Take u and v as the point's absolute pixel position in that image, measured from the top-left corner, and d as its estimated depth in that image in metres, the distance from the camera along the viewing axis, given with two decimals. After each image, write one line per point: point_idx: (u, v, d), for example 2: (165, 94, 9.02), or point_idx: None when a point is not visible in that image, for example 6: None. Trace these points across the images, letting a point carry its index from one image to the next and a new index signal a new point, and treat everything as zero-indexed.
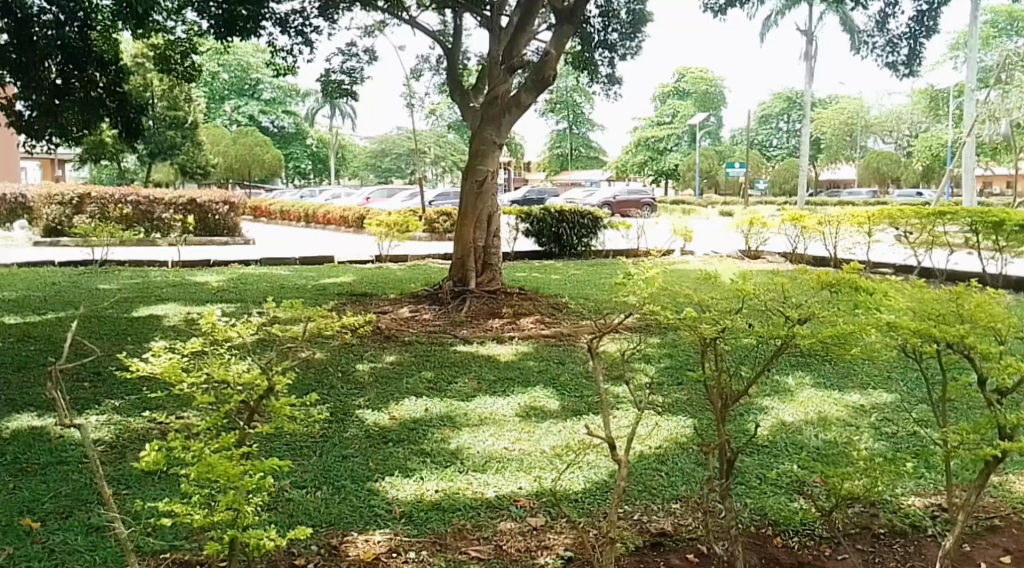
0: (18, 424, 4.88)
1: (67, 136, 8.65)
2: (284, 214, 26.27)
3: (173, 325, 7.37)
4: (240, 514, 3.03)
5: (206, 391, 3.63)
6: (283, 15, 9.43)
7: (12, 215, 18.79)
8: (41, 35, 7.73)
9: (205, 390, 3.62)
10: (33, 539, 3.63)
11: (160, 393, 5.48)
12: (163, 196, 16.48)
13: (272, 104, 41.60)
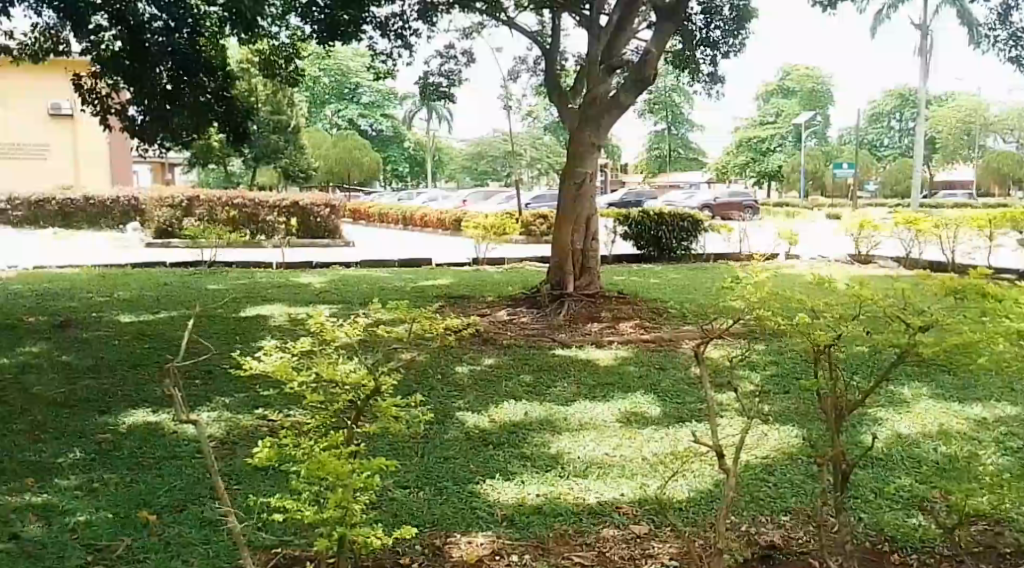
0: (136, 419, 5.08)
1: (178, 140, 8.94)
2: (383, 217, 26.80)
3: (278, 325, 7.58)
4: (349, 514, 3.09)
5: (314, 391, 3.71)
6: (384, 20, 9.59)
7: (129, 217, 19.76)
8: (152, 42, 8.10)
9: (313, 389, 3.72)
10: (151, 530, 3.77)
11: (267, 391, 5.62)
12: (269, 199, 16.97)
13: (371, 108, 42.51)
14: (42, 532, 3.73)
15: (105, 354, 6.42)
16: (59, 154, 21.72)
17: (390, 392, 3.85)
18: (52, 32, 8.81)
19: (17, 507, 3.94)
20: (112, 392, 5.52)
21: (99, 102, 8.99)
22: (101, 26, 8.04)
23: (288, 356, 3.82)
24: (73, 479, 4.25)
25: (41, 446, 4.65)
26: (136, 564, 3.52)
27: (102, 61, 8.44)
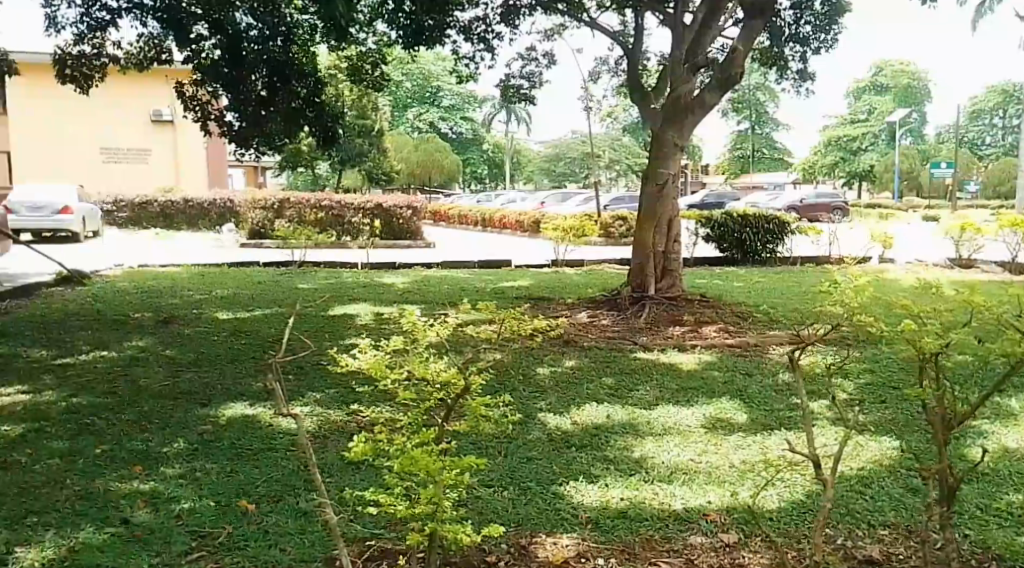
0: (234, 411, 5.23)
1: (271, 145, 9.24)
2: (463, 218, 26.99)
3: (365, 324, 7.70)
4: (440, 509, 3.18)
5: (406, 388, 3.78)
6: (466, 24, 9.67)
7: (222, 218, 20.44)
8: (249, 50, 8.46)
9: (405, 386, 3.78)
10: (250, 519, 3.88)
11: (356, 387, 5.72)
12: (354, 201, 17.29)
13: (451, 111, 42.92)
14: (149, 517, 3.87)
15: (203, 350, 6.63)
16: (159, 156, 22.35)
17: (479, 391, 3.90)
18: (156, 42, 9.31)
19: (125, 493, 4.10)
20: (211, 386, 5.70)
21: (200, 108, 9.33)
22: (202, 34, 8.51)
23: (379, 353, 3.89)
24: (177, 467, 4.40)
25: (147, 435, 4.83)
26: (238, 552, 3.62)
27: (202, 68, 8.75)
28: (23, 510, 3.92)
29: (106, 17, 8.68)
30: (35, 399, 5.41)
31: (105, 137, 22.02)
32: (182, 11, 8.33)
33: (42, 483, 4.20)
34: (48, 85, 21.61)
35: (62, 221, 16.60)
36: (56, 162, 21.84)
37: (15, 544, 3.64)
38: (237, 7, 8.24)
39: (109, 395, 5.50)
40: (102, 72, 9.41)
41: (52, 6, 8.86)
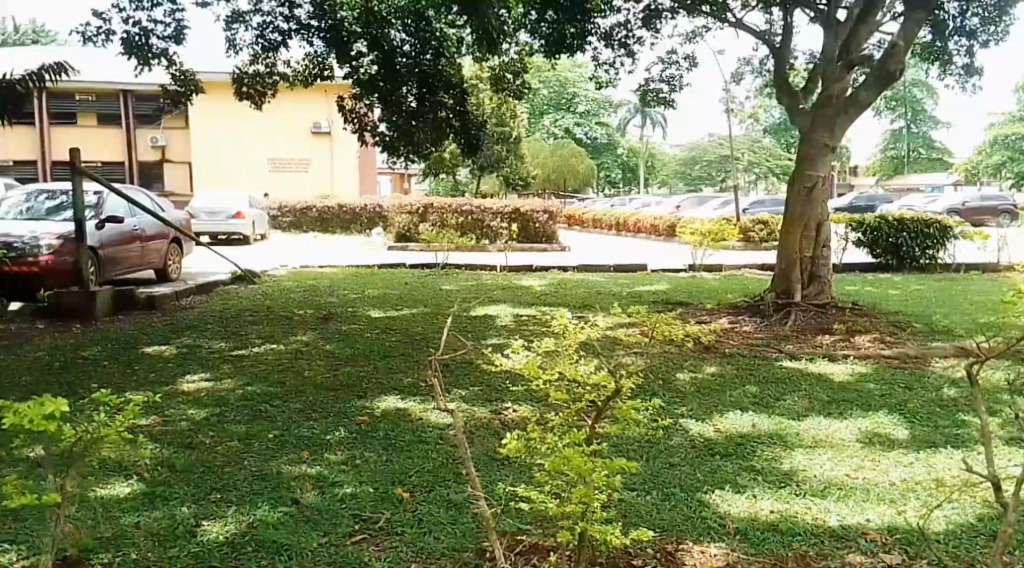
0: (387, 404, 5.40)
1: (420, 152, 9.61)
2: (597, 222, 26.94)
3: (505, 324, 7.80)
4: (591, 509, 3.19)
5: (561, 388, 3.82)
6: (608, 30, 9.64)
7: (371, 222, 21.12)
8: (402, 64, 8.88)
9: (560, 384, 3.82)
10: (405, 507, 4.00)
11: (500, 386, 5.81)
12: (492, 205, 17.54)
13: (587, 117, 42.83)
14: (316, 500, 4.06)
15: (359, 345, 6.88)
16: (316, 167, 23.42)
17: (627, 395, 3.88)
18: (320, 60, 9.69)
19: (295, 476, 4.32)
20: (367, 380, 5.91)
21: (358, 121, 9.71)
22: (361, 52, 8.94)
23: (532, 355, 3.94)
24: (339, 454, 4.60)
25: (312, 423, 5.06)
26: (398, 538, 3.75)
27: (360, 84, 9.19)
28: (207, 487, 4.19)
29: (277, 38, 9.29)
30: (215, 386, 5.75)
31: (267, 149, 23.14)
32: (344, 30, 8.80)
33: (224, 463, 4.48)
34: (221, 102, 22.75)
35: (237, 226, 17.80)
36: (228, 174, 23.03)
37: (201, 519, 3.88)
38: (394, 24, 8.66)
39: (279, 385, 5.80)
40: (273, 89, 10.07)
41: (230, 29, 9.50)
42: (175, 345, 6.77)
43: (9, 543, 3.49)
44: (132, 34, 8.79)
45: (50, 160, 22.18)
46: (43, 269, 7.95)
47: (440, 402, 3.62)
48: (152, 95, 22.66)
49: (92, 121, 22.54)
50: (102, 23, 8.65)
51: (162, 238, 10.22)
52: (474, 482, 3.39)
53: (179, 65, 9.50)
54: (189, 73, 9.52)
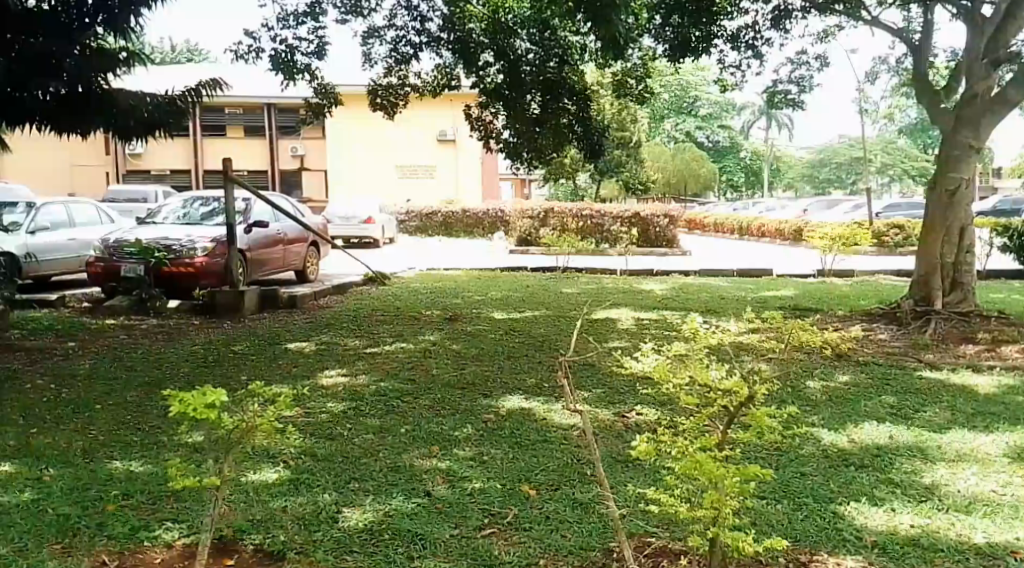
0: (512, 404, 5.50)
1: (542, 158, 9.65)
2: (719, 226, 26.49)
3: (627, 328, 7.79)
4: (723, 514, 3.17)
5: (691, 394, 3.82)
6: (735, 33, 9.50)
7: (494, 226, 21.40)
8: (526, 72, 9.03)
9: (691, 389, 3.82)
10: (532, 503, 4.08)
11: (623, 389, 5.84)
12: (612, 209, 17.50)
13: (709, 120, 42.01)
14: (447, 492, 4.19)
15: (484, 346, 7.02)
16: (441, 174, 23.92)
17: (760, 402, 3.83)
18: (450, 71, 10.00)
19: (427, 469, 4.47)
20: (492, 379, 6.03)
21: (483, 128, 9.92)
22: (488, 62, 9.23)
23: (662, 359, 3.95)
24: (468, 450, 4.72)
25: (441, 419, 5.21)
26: (526, 533, 3.83)
27: (486, 94, 9.40)
28: (347, 476, 4.38)
29: (410, 52, 9.79)
30: (351, 381, 5.99)
31: (395, 156, 23.79)
32: (471, 41, 9.16)
33: (362, 454, 4.68)
34: (353, 113, 23.60)
35: (366, 229, 18.38)
36: (360, 183, 23.83)
37: (342, 505, 4.06)
38: (519, 32, 8.96)
39: (410, 382, 5.98)
40: (405, 99, 10.37)
41: (366, 44, 9.88)
42: (313, 342, 7.09)
43: (172, 520, 3.75)
44: (279, 51, 9.26)
45: (202, 169, 23.49)
46: (197, 270, 8.44)
47: (570, 403, 3.71)
48: (292, 107, 23.62)
49: (240, 133, 23.62)
50: (252, 41, 9.18)
51: (303, 240, 10.71)
52: (604, 482, 3.44)
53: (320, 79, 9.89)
54: (329, 86, 9.89)
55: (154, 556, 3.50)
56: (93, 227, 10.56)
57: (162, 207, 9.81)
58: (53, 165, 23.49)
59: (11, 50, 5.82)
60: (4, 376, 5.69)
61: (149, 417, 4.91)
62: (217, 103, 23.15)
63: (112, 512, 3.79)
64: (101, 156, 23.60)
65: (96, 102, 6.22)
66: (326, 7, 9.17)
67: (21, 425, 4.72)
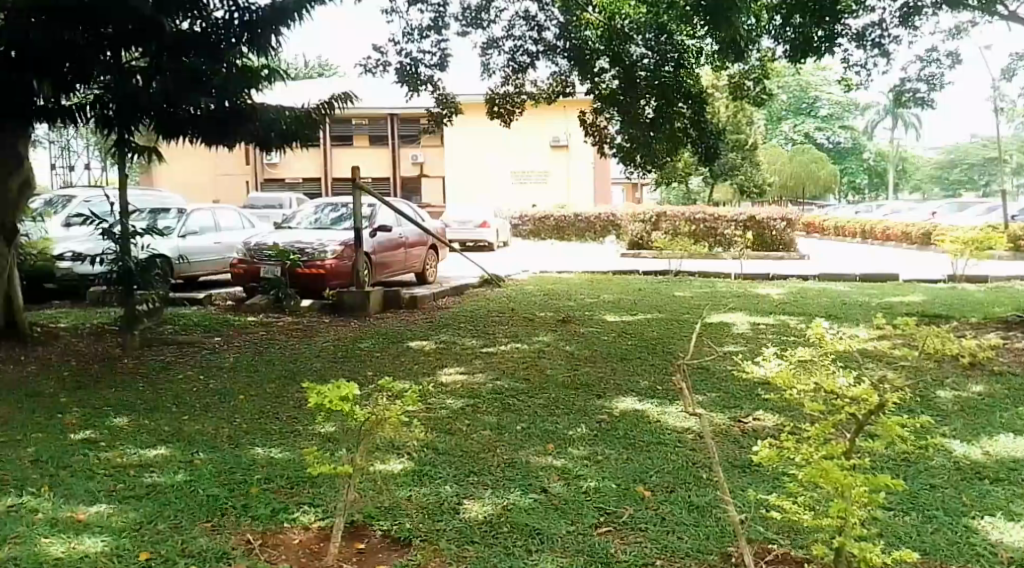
0: (626, 405, 5.61)
1: (655, 162, 9.63)
2: (840, 230, 25.77)
3: (744, 333, 7.76)
4: (851, 524, 3.18)
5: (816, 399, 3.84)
6: (860, 30, 9.31)
7: (606, 230, 21.41)
8: (642, 77, 9.06)
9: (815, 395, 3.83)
10: (648, 504, 4.18)
11: (739, 393, 5.86)
12: (726, 213, 17.42)
13: (830, 120, 40.73)
14: (563, 490, 4.33)
15: (597, 347, 7.13)
16: (554, 179, 24.07)
17: (890, 413, 3.80)
18: (564, 78, 10.16)
19: (543, 466, 4.62)
20: (606, 380, 6.16)
21: (597, 133, 10.05)
22: (603, 68, 9.44)
23: (784, 363, 4.00)
24: (582, 449, 4.85)
25: (557, 418, 5.36)
26: (642, 533, 3.93)
27: (601, 99, 9.55)
28: (466, 470, 4.58)
29: (527, 60, 10.07)
30: (470, 379, 6.22)
31: (509, 162, 24.12)
32: (587, 49, 9.42)
33: (481, 449, 4.86)
34: (469, 120, 24.09)
35: (481, 234, 18.82)
36: (475, 187, 24.22)
37: (463, 497, 4.26)
38: (634, 38, 9.08)
39: (525, 382, 6.15)
40: (521, 107, 10.62)
41: (485, 54, 10.16)
42: (433, 341, 7.35)
43: (309, 504, 4.03)
44: (405, 64, 9.69)
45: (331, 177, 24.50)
46: (327, 270, 9.00)
47: (690, 403, 3.70)
48: (414, 118, 24.33)
49: (365, 142, 24.54)
50: (380, 55, 9.57)
51: (422, 244, 11.05)
52: (725, 486, 3.52)
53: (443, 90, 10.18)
54: (450, 96, 10.12)
55: (293, 537, 3.77)
56: (234, 232, 11.21)
57: (295, 213, 10.34)
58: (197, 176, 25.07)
59: (166, 68, 6.21)
60: (157, 367, 6.15)
61: (286, 407, 5.25)
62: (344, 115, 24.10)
63: (256, 494, 4.09)
64: (239, 164, 25.01)
65: (238, 117, 6.64)
66: (448, 21, 9.46)
67: (174, 412, 5.12)
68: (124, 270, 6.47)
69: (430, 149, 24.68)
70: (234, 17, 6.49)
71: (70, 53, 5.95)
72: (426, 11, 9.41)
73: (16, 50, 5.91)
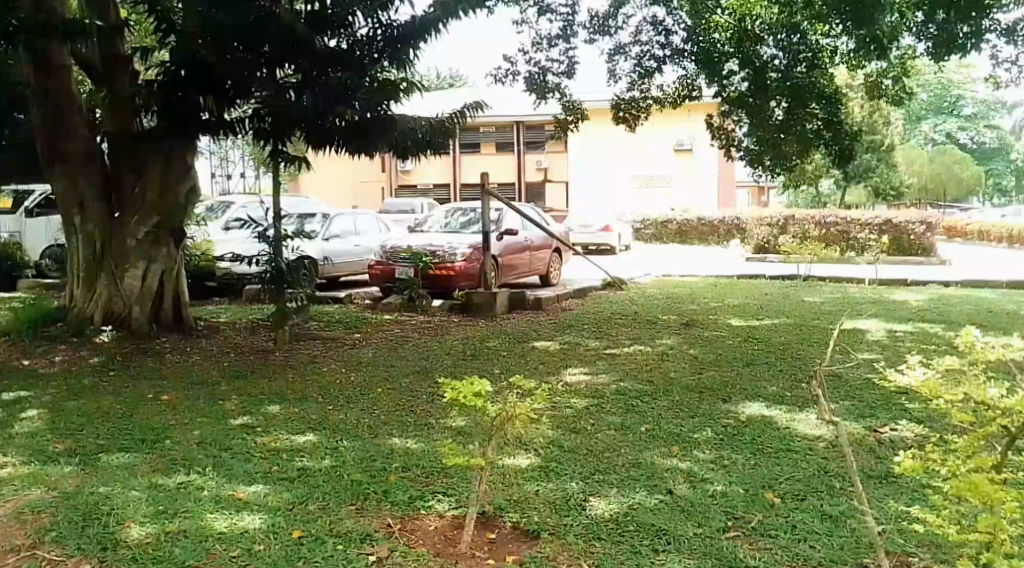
0: (752, 411, 5.61)
1: (784, 165, 9.48)
2: (985, 234, 24.54)
3: (878, 340, 7.60)
4: (1001, 539, 3.07)
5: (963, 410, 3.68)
6: (1010, 25, 8.91)
7: (731, 234, 21.10)
8: (773, 78, 8.98)
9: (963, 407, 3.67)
10: (777, 511, 4.21)
11: (875, 403, 5.77)
12: (861, 218, 16.81)
13: (974, 119, 38.86)
14: (688, 492, 4.41)
15: (722, 352, 7.14)
16: (677, 184, 23.82)
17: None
18: (691, 82, 10.14)
19: (669, 468, 4.71)
20: (733, 385, 6.18)
21: (724, 136, 10.00)
22: (732, 70, 9.32)
23: (931, 373, 3.74)
24: (709, 453, 4.91)
25: (682, 421, 5.44)
26: (771, 539, 3.97)
27: (729, 102, 9.49)
28: (592, 468, 4.72)
29: (654, 65, 10.12)
30: (593, 380, 6.35)
31: (633, 167, 24.07)
32: (715, 51, 9.32)
33: (606, 449, 4.99)
34: (595, 125, 24.25)
35: (604, 237, 18.90)
36: (598, 191, 24.28)
37: (589, 495, 4.40)
38: (766, 39, 9.03)
39: (649, 383, 6.25)
40: (646, 112, 10.65)
41: (612, 61, 10.31)
42: (557, 342, 7.52)
43: (443, 494, 4.25)
44: (534, 73, 9.93)
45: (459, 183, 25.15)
46: (456, 272, 9.37)
47: (825, 411, 3.66)
48: (540, 124, 24.68)
49: (492, 149, 25.13)
50: (510, 65, 9.82)
51: (546, 247, 11.23)
52: (864, 496, 3.49)
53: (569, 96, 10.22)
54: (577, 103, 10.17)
55: (429, 523, 4.00)
56: (371, 235, 11.72)
57: (427, 217, 10.74)
58: (340, 182, 26.45)
59: (315, 83, 6.58)
60: (303, 361, 6.54)
61: (421, 401, 5.53)
62: (473, 123, 24.71)
63: (395, 482, 4.34)
64: (376, 171, 26.08)
65: (379, 126, 6.96)
66: (577, 29, 9.63)
67: (320, 401, 5.48)
68: (274, 270, 6.92)
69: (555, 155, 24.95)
70: (377, 33, 6.88)
71: (231, 71, 6.52)
72: (555, 21, 9.63)
73: (186, 68, 6.57)
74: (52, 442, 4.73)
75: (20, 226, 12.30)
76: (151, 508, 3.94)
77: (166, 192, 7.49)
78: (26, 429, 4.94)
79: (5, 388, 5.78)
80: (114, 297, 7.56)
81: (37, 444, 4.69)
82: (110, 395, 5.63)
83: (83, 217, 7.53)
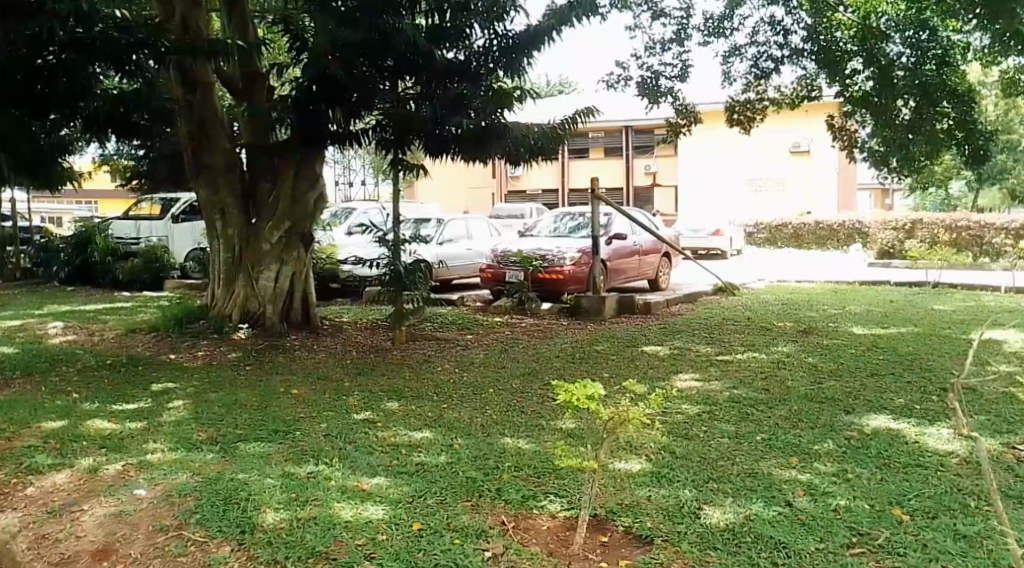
0: (877, 424, 5.40)
1: (911, 167, 9.12)
2: None
3: (1017, 351, 7.19)
4: None
5: None
6: None
7: (850, 238, 20.37)
8: (900, 77, 8.57)
9: None
10: (906, 529, 4.03)
11: (1013, 417, 5.47)
12: (996, 220, 15.94)
13: None
14: (810, 506, 4.27)
15: (844, 361, 6.91)
16: (794, 186, 23.11)
17: None
18: (811, 82, 9.95)
19: (788, 480, 4.57)
20: (855, 396, 5.96)
21: (847, 138, 9.80)
22: (856, 69, 9.03)
23: None
24: (830, 466, 4.75)
25: (801, 431, 5.27)
26: (901, 558, 3.81)
27: (852, 101, 9.22)
28: (705, 476, 4.62)
29: (770, 66, 9.87)
30: (705, 386, 6.24)
31: (747, 169, 23.55)
32: (838, 50, 9.06)
33: (720, 456, 4.89)
34: (707, 127, 23.86)
35: (715, 242, 18.56)
36: (709, 195, 23.86)
37: (704, 503, 4.31)
38: (892, 37, 8.65)
39: (765, 392, 6.09)
40: (762, 114, 10.52)
41: (726, 63, 10.09)
42: (668, 347, 7.42)
43: (555, 494, 4.24)
44: (645, 77, 9.83)
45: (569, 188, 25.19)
46: (565, 276, 9.36)
47: (963, 423, 3.44)
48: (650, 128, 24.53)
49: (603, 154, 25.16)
50: (622, 70, 9.77)
51: (656, 252, 11.12)
52: (1006, 516, 3.24)
53: (682, 99, 10.08)
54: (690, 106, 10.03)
55: (541, 523, 3.99)
56: (483, 239, 11.86)
57: (537, 222, 10.74)
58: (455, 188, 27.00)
59: (434, 94, 6.80)
60: (420, 360, 6.66)
61: (532, 403, 5.54)
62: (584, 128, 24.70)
63: (508, 480, 4.36)
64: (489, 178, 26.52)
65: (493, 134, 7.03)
66: (691, 32, 9.50)
67: (435, 399, 5.58)
68: (392, 273, 7.08)
69: (666, 159, 24.64)
70: (493, 43, 7.01)
71: (358, 84, 6.61)
72: (668, 25, 9.51)
73: (316, 84, 6.59)
74: (196, 431, 4.94)
75: (169, 231, 12.98)
76: (285, 495, 4.08)
77: (297, 198, 7.73)
78: (172, 417, 5.19)
79: (149, 379, 6.09)
80: (250, 296, 7.88)
81: (182, 432, 4.92)
82: (244, 387, 5.86)
83: (224, 221, 7.92)
